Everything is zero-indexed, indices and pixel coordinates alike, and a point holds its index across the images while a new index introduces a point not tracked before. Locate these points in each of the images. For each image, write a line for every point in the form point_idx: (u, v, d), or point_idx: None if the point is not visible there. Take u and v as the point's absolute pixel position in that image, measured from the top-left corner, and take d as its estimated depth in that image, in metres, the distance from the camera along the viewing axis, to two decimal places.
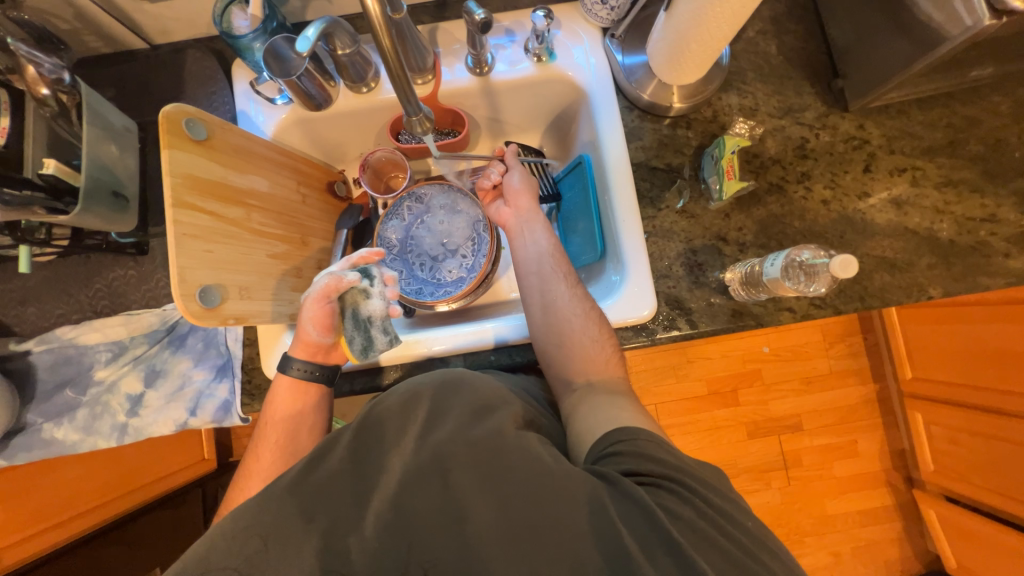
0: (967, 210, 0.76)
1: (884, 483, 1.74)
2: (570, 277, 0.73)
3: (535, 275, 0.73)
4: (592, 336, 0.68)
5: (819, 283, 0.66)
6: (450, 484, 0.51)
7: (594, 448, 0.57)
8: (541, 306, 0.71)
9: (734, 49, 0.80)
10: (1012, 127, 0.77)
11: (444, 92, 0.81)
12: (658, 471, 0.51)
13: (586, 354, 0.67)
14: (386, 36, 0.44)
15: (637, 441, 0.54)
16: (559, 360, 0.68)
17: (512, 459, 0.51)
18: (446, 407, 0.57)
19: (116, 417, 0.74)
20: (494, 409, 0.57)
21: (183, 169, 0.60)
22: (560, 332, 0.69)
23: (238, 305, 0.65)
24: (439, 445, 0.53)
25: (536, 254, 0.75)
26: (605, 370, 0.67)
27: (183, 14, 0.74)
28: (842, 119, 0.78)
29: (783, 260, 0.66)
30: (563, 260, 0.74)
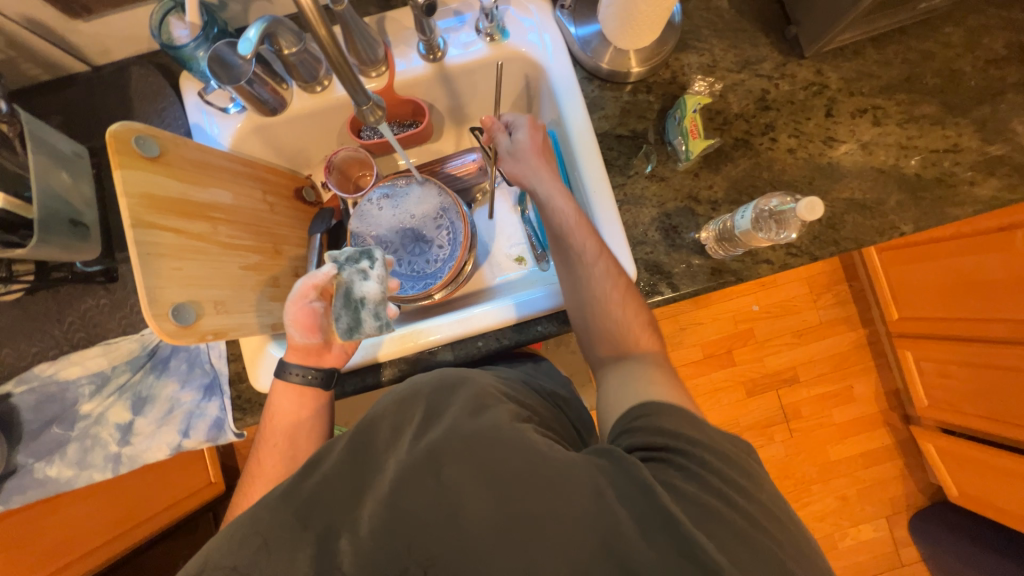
0: (930, 143, 0.77)
1: (882, 424, 1.78)
2: (590, 249, 0.69)
3: (560, 255, 0.72)
4: (618, 317, 0.68)
5: (789, 231, 0.66)
6: (448, 473, 0.51)
7: (617, 421, 0.59)
8: (571, 284, 0.71)
9: (687, 8, 0.79)
10: (965, 56, 0.78)
11: (400, 82, 0.79)
12: (669, 444, 0.53)
13: (616, 330, 0.67)
14: (322, 26, 0.43)
15: (655, 414, 0.55)
16: (591, 336, 0.69)
17: (509, 446, 0.52)
18: (443, 397, 0.58)
19: (107, 448, 0.72)
20: (488, 399, 0.58)
21: (140, 188, 0.59)
22: (591, 310, 0.69)
23: (215, 319, 0.64)
24: (435, 442, 0.53)
25: (556, 227, 0.71)
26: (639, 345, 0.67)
27: (120, 31, 0.72)
28: (800, 67, 0.78)
29: (751, 213, 0.67)
30: (582, 228, 0.70)
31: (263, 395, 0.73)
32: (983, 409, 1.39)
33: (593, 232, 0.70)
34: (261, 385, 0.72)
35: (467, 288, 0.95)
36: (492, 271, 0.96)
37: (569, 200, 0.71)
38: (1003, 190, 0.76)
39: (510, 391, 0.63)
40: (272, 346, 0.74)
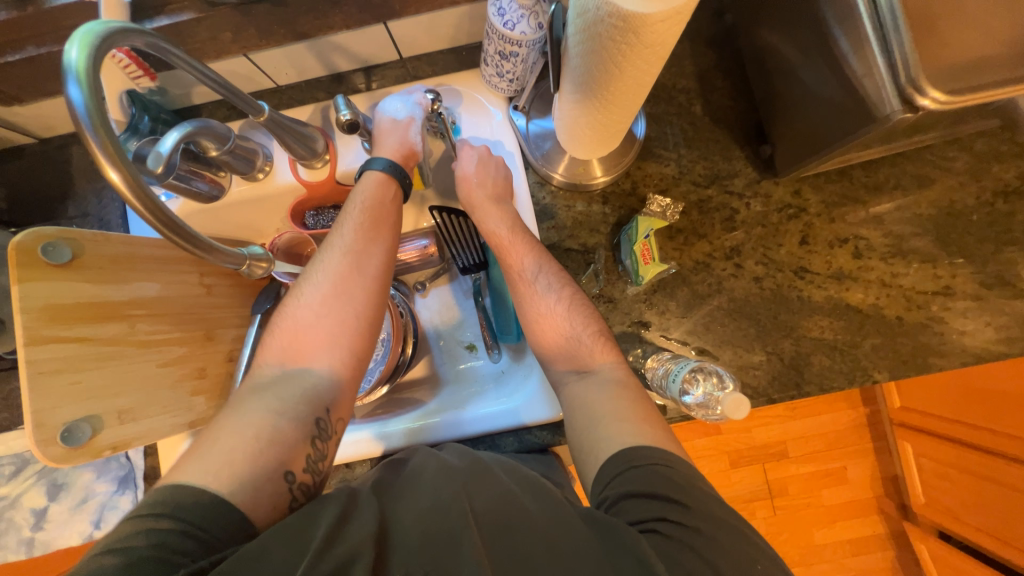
0: (918, 283, 0.69)
1: (874, 510, 1.67)
2: (543, 264, 0.66)
3: (517, 280, 0.67)
4: (566, 330, 0.63)
5: (717, 419, 0.60)
6: (434, 526, 0.45)
7: (612, 466, 0.51)
8: (524, 308, 0.66)
9: (656, 111, 0.73)
10: (970, 186, 0.69)
11: (342, 173, 0.75)
12: (662, 505, 0.46)
13: (574, 343, 0.63)
14: (147, 207, 0.40)
15: (643, 466, 0.49)
16: (549, 357, 0.65)
17: (523, 521, 0.46)
18: (444, 466, 0.53)
19: (21, 531, 0.72)
20: (496, 474, 0.52)
21: (42, 301, 0.57)
22: (547, 333, 0.64)
23: (117, 431, 0.62)
24: (409, 519, 0.46)
25: (494, 245, 0.69)
26: (595, 356, 0.61)
27: (59, 112, 0.70)
28: (775, 186, 0.71)
29: (684, 373, 0.61)
30: (525, 246, 0.67)
31: None
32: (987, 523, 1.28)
33: (533, 245, 0.67)
34: None
35: (411, 375, 0.91)
36: (441, 357, 0.92)
37: (513, 214, 0.69)
38: (997, 341, 0.67)
39: (509, 467, 0.55)
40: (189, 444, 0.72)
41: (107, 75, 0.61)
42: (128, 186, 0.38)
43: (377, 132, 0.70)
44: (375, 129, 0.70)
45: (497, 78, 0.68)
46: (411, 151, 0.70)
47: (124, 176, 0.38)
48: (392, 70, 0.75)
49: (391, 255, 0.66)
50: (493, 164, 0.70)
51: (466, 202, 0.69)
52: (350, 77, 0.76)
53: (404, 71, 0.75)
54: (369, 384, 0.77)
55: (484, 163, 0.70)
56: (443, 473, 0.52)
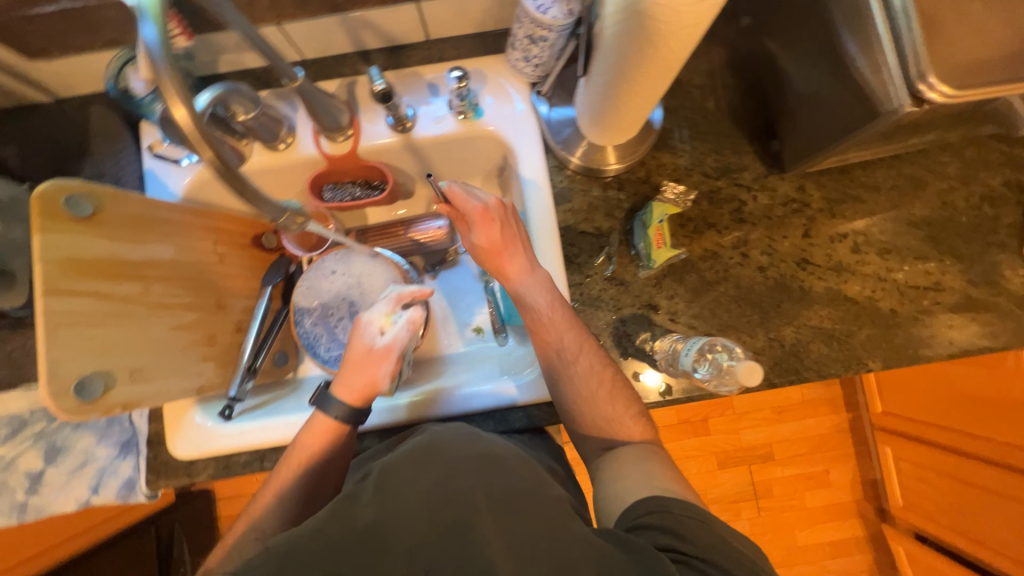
0: (911, 278, 0.73)
1: (854, 513, 1.71)
2: (579, 337, 0.67)
3: (553, 352, 0.67)
4: (606, 411, 0.65)
5: (729, 387, 0.62)
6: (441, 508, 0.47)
7: (638, 507, 0.54)
8: (561, 380, 0.67)
9: (671, 104, 0.76)
10: (960, 189, 0.74)
11: (365, 148, 0.76)
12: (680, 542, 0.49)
13: (609, 420, 0.65)
14: (207, 147, 0.41)
15: (668, 513, 0.52)
16: (581, 425, 0.67)
17: (532, 509, 0.48)
18: (448, 444, 0.56)
19: (14, 495, 0.70)
20: (507, 465, 0.54)
21: (61, 253, 0.57)
22: (582, 410, 0.66)
23: (127, 389, 0.61)
24: (421, 503, 0.47)
25: (532, 321, 0.67)
26: (630, 435, 0.65)
27: (82, 70, 0.70)
28: (781, 180, 0.74)
29: (695, 350, 0.63)
30: (564, 322, 0.66)
31: (181, 460, 0.70)
32: (965, 526, 1.31)
33: (572, 322, 0.67)
34: (179, 452, 0.69)
35: (417, 355, 0.92)
36: (448, 338, 0.93)
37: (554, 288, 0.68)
38: (982, 336, 0.71)
39: (520, 459, 0.58)
40: (195, 410, 0.72)
41: None
42: (192, 125, 0.39)
43: (350, 361, 0.64)
44: (348, 352, 0.64)
45: (522, 63, 0.71)
46: (373, 390, 0.63)
47: (189, 116, 0.40)
48: (418, 50, 0.77)
49: (394, 362, 0.63)
50: (509, 241, 0.65)
51: (499, 274, 0.67)
52: (376, 55, 0.77)
53: (430, 52, 0.77)
54: None
55: (511, 226, 0.65)
56: (456, 457, 0.54)
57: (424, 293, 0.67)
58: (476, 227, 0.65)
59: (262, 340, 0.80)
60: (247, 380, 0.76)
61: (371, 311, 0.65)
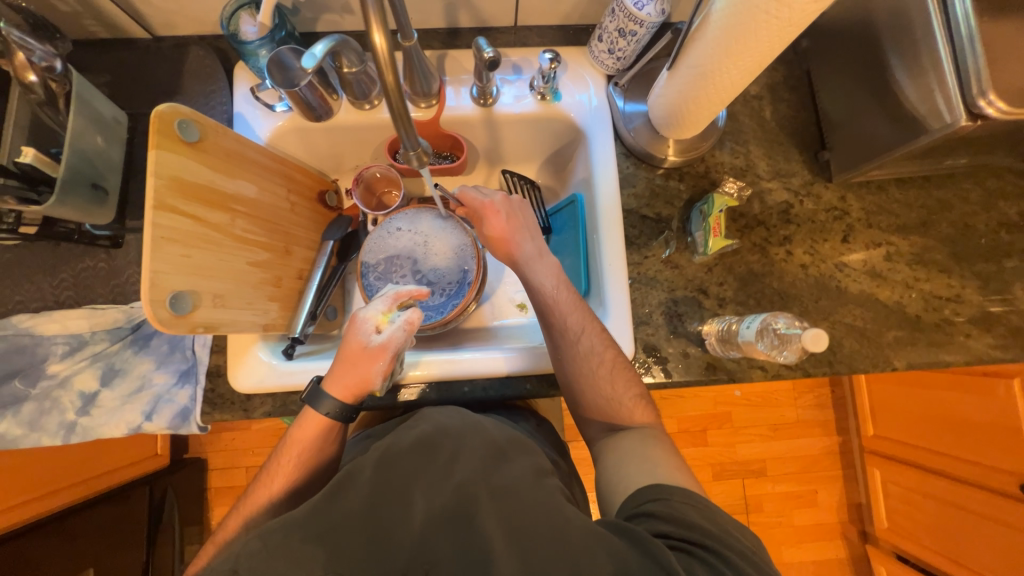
0: (935, 289, 0.80)
1: (839, 535, 1.75)
2: (583, 317, 0.71)
3: (554, 330, 0.71)
4: (608, 392, 0.69)
5: (791, 355, 0.65)
6: (448, 499, 0.54)
7: (640, 492, 0.58)
8: (562, 358, 0.71)
9: (731, 110, 0.83)
10: (980, 214, 0.82)
11: (447, 117, 0.81)
12: (680, 530, 0.52)
13: (609, 401, 0.69)
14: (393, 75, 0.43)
15: (669, 501, 0.55)
16: (586, 406, 0.71)
17: (533, 500, 0.54)
18: (449, 428, 0.63)
19: (65, 414, 0.69)
20: (510, 457, 0.60)
21: (171, 171, 0.59)
22: (582, 385, 0.70)
23: (210, 313, 0.63)
24: (431, 495, 0.54)
25: (538, 301, 0.73)
26: (629, 417, 0.68)
27: (190, 11, 0.73)
28: (825, 189, 0.81)
29: (758, 322, 0.67)
30: (568, 303, 0.72)
31: (239, 394, 0.71)
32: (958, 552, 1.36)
33: (577, 306, 0.72)
34: (240, 386, 0.71)
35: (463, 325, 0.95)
36: (492, 310, 0.96)
37: (559, 274, 0.74)
38: (996, 346, 0.78)
39: (528, 450, 0.64)
40: (260, 348, 0.73)
41: None
42: (387, 51, 0.41)
43: (343, 356, 0.65)
44: (343, 347, 0.64)
45: (605, 55, 0.77)
46: (364, 387, 0.65)
47: (383, 43, 0.41)
48: (505, 35, 0.83)
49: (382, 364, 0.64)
50: (513, 237, 0.75)
51: (510, 258, 0.75)
52: (465, 34, 0.82)
53: (515, 38, 0.83)
54: (442, 314, 0.81)
55: (522, 215, 0.77)
56: (460, 445, 0.60)
57: (421, 293, 0.69)
58: (486, 219, 0.76)
59: (323, 290, 0.82)
60: (307, 325, 0.77)
61: (369, 304, 0.65)
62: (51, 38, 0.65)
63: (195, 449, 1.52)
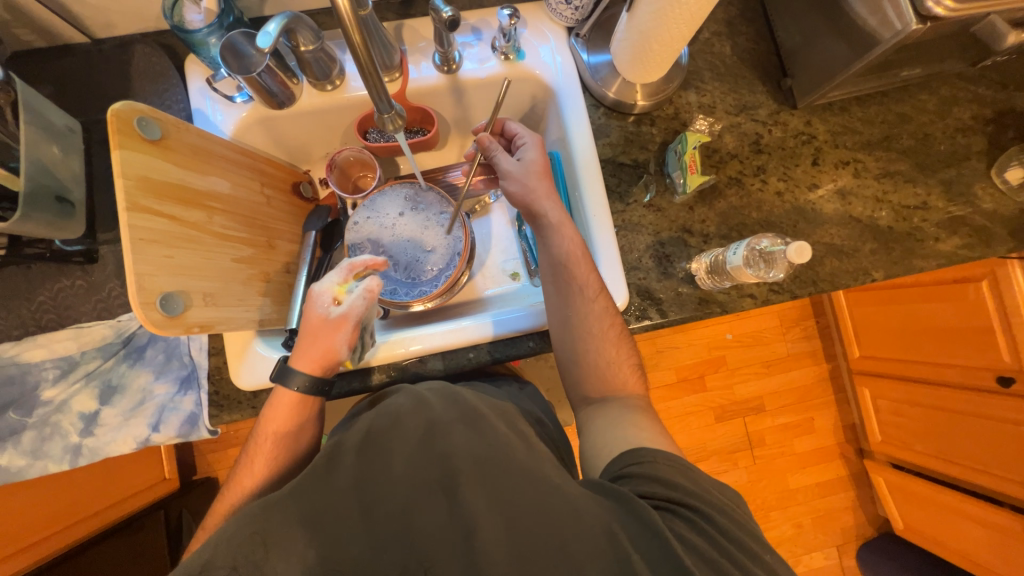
0: (903, 199, 0.83)
1: (838, 455, 1.84)
2: (591, 284, 0.71)
3: (558, 285, 0.72)
4: (609, 354, 0.70)
5: (778, 271, 0.70)
6: (433, 474, 0.56)
7: (618, 459, 0.59)
8: (561, 320, 0.71)
9: (692, 50, 0.84)
10: (937, 122, 0.85)
11: (412, 89, 0.79)
12: (664, 490, 0.54)
13: (603, 372, 0.69)
14: (360, 33, 0.42)
15: (652, 463, 0.56)
16: (577, 377, 0.71)
17: (518, 467, 0.56)
18: (426, 401, 0.63)
19: (68, 438, 0.69)
20: (492, 423, 0.61)
21: (138, 171, 0.57)
22: (577, 349, 0.70)
23: (203, 312, 0.62)
24: (417, 472, 0.56)
25: (556, 259, 0.72)
26: (620, 385, 0.69)
27: (127, 6, 0.70)
28: (791, 116, 0.83)
29: (745, 249, 0.70)
30: (584, 263, 0.71)
31: (244, 392, 0.71)
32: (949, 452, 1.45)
33: (592, 269, 0.71)
34: (242, 382, 0.70)
35: (458, 297, 0.95)
36: (484, 280, 0.97)
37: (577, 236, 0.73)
38: (963, 246, 0.82)
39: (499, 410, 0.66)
40: (258, 343, 0.73)
41: None
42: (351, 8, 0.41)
43: (306, 331, 0.64)
44: (305, 320, 0.64)
45: (563, 6, 0.77)
46: (331, 359, 0.64)
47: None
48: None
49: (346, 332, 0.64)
50: (536, 197, 0.74)
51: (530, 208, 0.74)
52: (419, 2, 0.81)
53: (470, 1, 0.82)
54: (436, 288, 0.82)
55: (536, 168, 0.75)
56: (443, 416, 0.61)
57: (377, 261, 0.68)
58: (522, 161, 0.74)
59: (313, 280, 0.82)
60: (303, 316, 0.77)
61: (326, 275, 0.66)
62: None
63: (203, 467, 1.49)
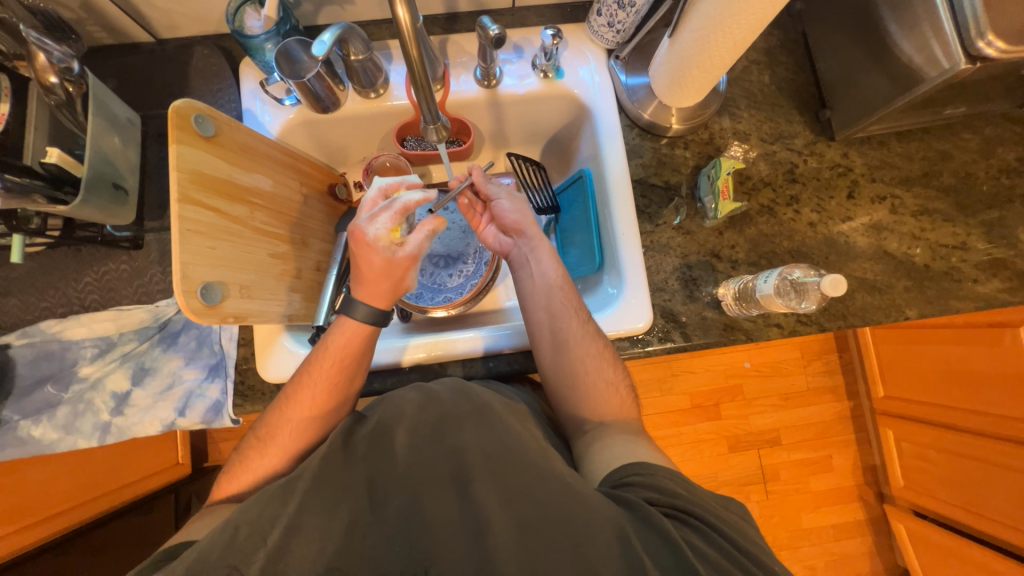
0: (940, 238, 0.81)
1: (856, 498, 1.77)
2: (581, 311, 0.71)
3: (545, 310, 0.72)
4: (607, 377, 0.69)
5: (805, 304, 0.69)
6: (444, 469, 0.58)
7: (612, 473, 0.59)
8: (552, 344, 0.71)
9: (731, 77, 0.84)
10: (980, 162, 0.83)
11: (451, 101, 0.82)
12: (671, 501, 0.54)
13: (601, 395, 0.69)
14: (416, 45, 0.44)
15: (655, 476, 0.56)
16: (572, 401, 0.70)
17: (529, 467, 0.56)
18: (438, 396, 0.64)
19: (99, 415, 0.72)
20: (503, 418, 0.61)
21: (191, 165, 0.60)
22: (572, 375, 0.69)
23: (238, 303, 0.64)
24: (431, 466, 0.58)
25: (540, 286, 0.73)
26: (620, 409, 0.68)
27: (193, 11, 0.74)
28: (828, 148, 0.83)
29: (777, 278, 0.69)
30: (570, 290, 0.73)
31: (268, 384, 0.73)
32: (979, 505, 1.37)
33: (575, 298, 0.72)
34: (267, 374, 0.72)
35: (479, 306, 0.96)
36: (506, 291, 0.96)
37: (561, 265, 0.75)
38: (1004, 290, 0.80)
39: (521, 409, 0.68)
40: (286, 337, 0.75)
41: None
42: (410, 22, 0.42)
43: (367, 272, 0.67)
44: (365, 262, 0.67)
45: (605, 28, 0.79)
46: (399, 292, 0.70)
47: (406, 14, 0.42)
48: (504, 16, 0.84)
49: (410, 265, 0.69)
50: (529, 223, 0.76)
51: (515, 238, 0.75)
52: (465, 18, 0.84)
53: (514, 19, 0.84)
54: (460, 295, 0.85)
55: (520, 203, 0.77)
56: (456, 411, 0.62)
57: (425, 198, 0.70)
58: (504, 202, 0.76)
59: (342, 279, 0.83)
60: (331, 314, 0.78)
61: (373, 221, 0.67)
62: (66, 40, 0.69)
63: (215, 456, 1.51)
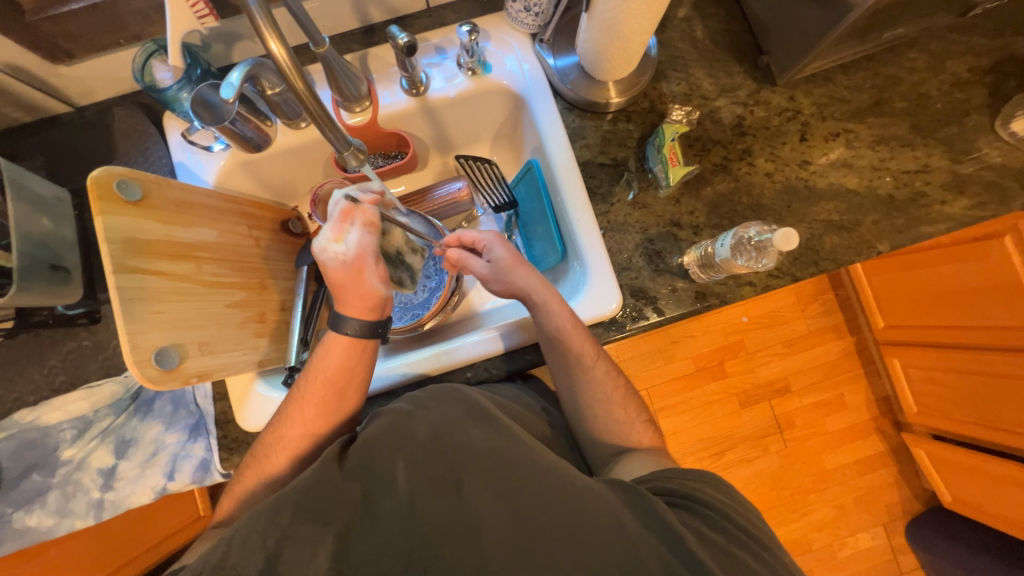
0: (901, 164, 0.79)
1: (874, 430, 1.76)
2: (593, 354, 0.70)
3: (556, 356, 0.70)
4: (622, 415, 0.70)
5: (767, 259, 0.69)
6: (440, 473, 0.55)
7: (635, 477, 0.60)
8: (566, 388, 0.71)
9: (662, 39, 0.82)
10: (930, 80, 0.81)
11: (384, 115, 0.80)
12: (685, 500, 0.54)
13: (615, 431, 0.69)
14: (301, 78, 0.43)
15: (676, 480, 0.57)
16: (589, 435, 0.71)
17: (523, 462, 0.55)
18: (430, 404, 0.63)
19: (90, 494, 0.71)
20: (495, 417, 0.61)
21: (123, 234, 0.58)
22: (588, 416, 0.71)
23: (199, 361, 0.64)
24: (424, 471, 0.56)
25: (548, 333, 0.69)
26: (637, 442, 0.68)
27: (102, 73, 0.72)
28: (773, 93, 0.81)
29: (732, 240, 0.69)
30: (579, 333, 0.69)
31: (251, 433, 0.73)
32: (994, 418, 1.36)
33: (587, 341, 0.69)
34: (249, 426, 0.72)
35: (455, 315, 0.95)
36: (479, 295, 0.96)
37: (568, 307, 0.69)
38: (973, 207, 0.78)
39: (511, 412, 0.68)
40: (260, 384, 0.75)
41: (175, 14, 0.61)
42: (287, 56, 0.42)
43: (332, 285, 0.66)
44: (327, 278, 0.65)
45: (523, 13, 0.77)
46: (371, 299, 0.66)
47: (281, 49, 0.42)
48: (421, 20, 0.82)
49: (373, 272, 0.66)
50: (526, 280, 0.71)
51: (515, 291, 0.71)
52: (381, 29, 0.82)
53: (432, 21, 0.82)
54: (428, 309, 0.84)
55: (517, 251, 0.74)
56: (449, 417, 0.61)
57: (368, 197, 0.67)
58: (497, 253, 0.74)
59: (308, 313, 0.81)
60: (302, 352, 0.78)
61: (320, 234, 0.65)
62: None
63: None
